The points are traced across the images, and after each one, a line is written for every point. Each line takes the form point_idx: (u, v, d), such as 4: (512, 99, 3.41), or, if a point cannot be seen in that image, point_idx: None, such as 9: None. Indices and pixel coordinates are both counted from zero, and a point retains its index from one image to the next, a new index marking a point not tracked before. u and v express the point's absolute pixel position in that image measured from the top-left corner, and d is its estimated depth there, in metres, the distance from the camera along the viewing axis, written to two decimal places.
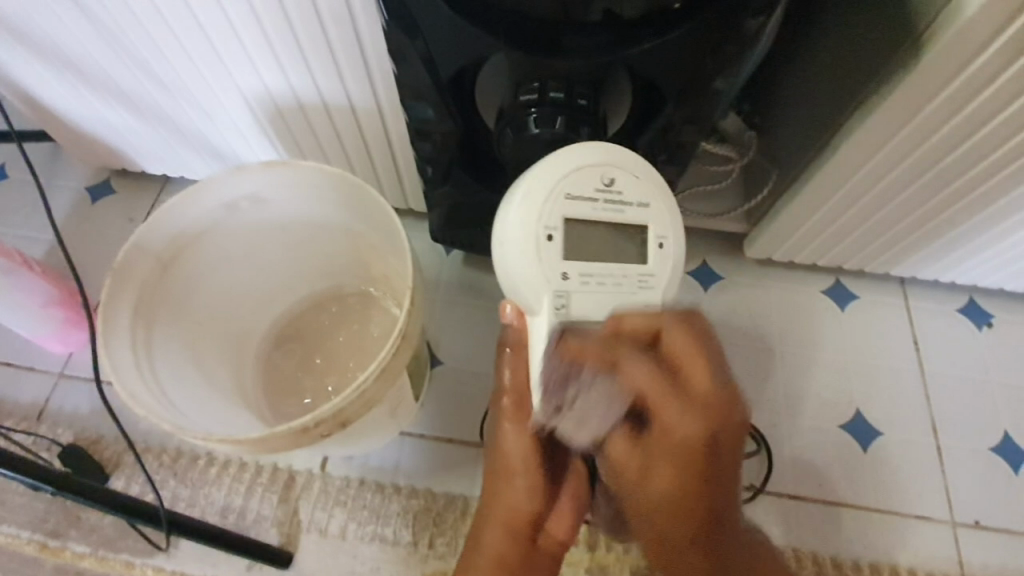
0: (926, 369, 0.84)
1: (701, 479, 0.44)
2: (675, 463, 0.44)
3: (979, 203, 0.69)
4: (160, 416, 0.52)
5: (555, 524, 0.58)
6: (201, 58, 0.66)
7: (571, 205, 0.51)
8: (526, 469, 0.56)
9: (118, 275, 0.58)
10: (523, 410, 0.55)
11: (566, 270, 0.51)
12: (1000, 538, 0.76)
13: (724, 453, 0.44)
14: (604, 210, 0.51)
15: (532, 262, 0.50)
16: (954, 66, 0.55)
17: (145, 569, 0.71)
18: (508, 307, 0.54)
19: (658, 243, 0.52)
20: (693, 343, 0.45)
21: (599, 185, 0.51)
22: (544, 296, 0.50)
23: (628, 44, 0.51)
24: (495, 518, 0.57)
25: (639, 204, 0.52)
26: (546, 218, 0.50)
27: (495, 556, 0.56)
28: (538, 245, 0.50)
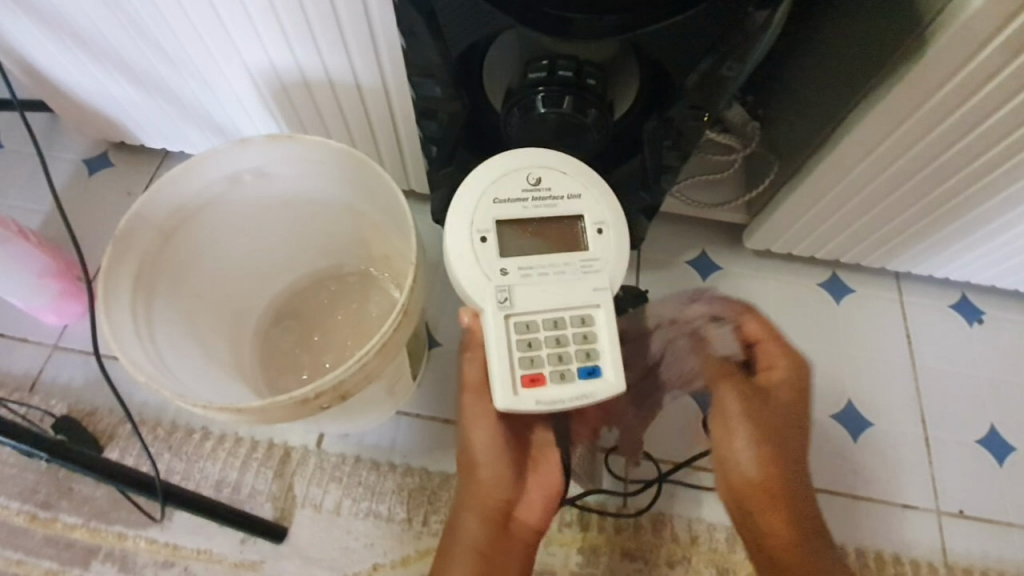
0: (918, 363, 0.85)
1: (798, 424, 0.56)
2: (791, 400, 0.56)
3: (974, 200, 0.70)
4: (161, 383, 0.52)
5: (527, 511, 0.59)
6: (206, 31, 0.66)
7: (503, 206, 0.55)
8: (496, 457, 0.57)
9: (121, 241, 0.57)
10: (490, 400, 0.57)
11: (506, 265, 0.53)
12: (984, 528, 0.77)
13: (782, 410, 0.56)
14: (534, 206, 0.55)
15: (468, 265, 0.53)
16: (957, 61, 0.56)
17: (138, 541, 0.71)
18: (462, 313, 0.55)
19: (595, 228, 0.55)
20: (758, 323, 0.60)
21: (525, 185, 0.55)
22: (488, 292, 0.53)
23: (643, 22, 0.51)
24: (468, 504, 0.57)
25: (570, 196, 0.56)
26: (479, 221, 0.54)
27: (468, 544, 0.55)
28: (474, 246, 0.53)
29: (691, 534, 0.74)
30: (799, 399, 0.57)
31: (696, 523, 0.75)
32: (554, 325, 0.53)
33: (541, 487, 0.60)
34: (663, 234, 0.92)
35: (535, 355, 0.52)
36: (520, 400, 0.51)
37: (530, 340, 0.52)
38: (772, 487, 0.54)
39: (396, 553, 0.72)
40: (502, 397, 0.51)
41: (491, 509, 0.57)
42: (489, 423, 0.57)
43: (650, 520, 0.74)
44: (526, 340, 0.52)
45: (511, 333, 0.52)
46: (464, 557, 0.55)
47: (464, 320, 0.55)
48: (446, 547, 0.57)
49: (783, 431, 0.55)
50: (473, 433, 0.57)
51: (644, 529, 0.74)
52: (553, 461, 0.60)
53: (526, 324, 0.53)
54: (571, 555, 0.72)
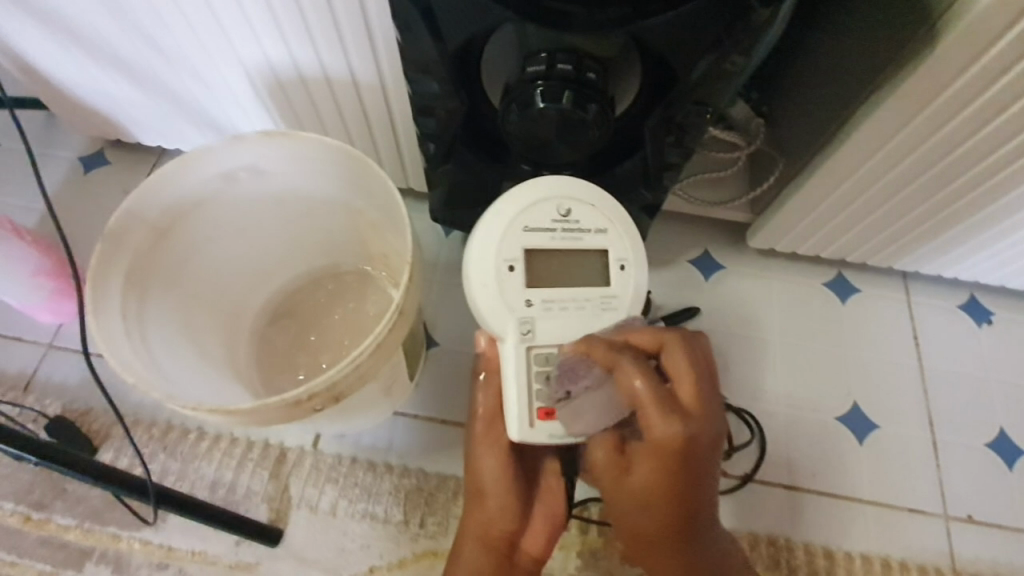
0: (925, 364, 0.84)
1: (680, 484, 0.46)
2: (654, 466, 0.46)
3: (984, 199, 0.68)
4: (150, 384, 0.51)
5: (530, 541, 0.60)
6: (201, 27, 0.64)
7: (530, 236, 0.55)
8: (499, 489, 0.59)
9: (111, 239, 0.57)
10: (496, 431, 0.59)
11: (530, 297, 0.55)
12: (993, 533, 0.76)
13: (676, 479, 0.46)
14: (562, 238, 0.56)
15: (492, 292, 0.54)
16: (969, 55, 0.54)
17: (132, 543, 0.71)
18: (480, 336, 0.57)
19: (618, 265, 0.56)
20: (686, 363, 0.47)
21: (554, 215, 0.56)
22: (509, 323, 0.54)
23: (646, 13, 0.49)
24: (469, 534, 0.59)
25: (596, 230, 0.56)
26: (507, 252, 0.55)
27: (471, 572, 0.58)
28: (501, 275, 0.54)
29: None
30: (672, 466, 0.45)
31: None
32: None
33: (546, 515, 0.61)
34: (665, 233, 0.90)
35: (551, 389, 0.54)
36: (535, 433, 0.53)
37: (548, 374, 0.54)
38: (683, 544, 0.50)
39: (392, 556, 0.71)
40: (517, 428, 0.53)
41: (493, 539, 0.59)
42: (494, 455, 0.59)
43: None
44: (544, 373, 0.54)
45: (530, 365, 0.54)
46: None
47: (481, 342, 0.57)
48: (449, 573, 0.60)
49: (624, 485, 0.49)
50: (478, 464, 0.59)
51: None
52: (557, 489, 0.62)
53: (546, 358, 0.54)
54: (570, 559, 0.71)
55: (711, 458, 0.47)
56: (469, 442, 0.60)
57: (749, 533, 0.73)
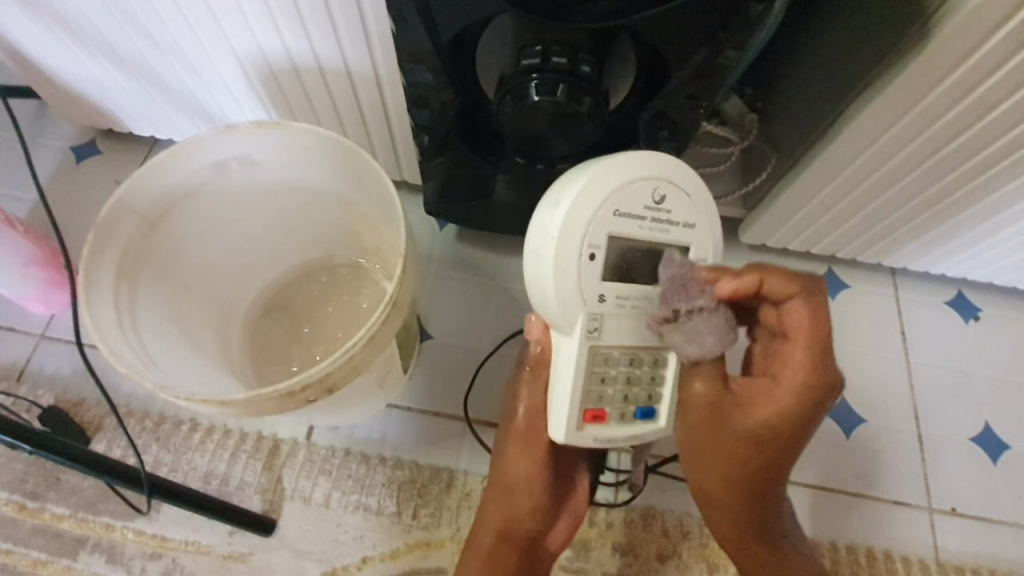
0: (913, 359, 0.85)
1: (801, 435, 0.53)
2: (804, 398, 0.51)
3: (973, 196, 0.69)
4: (143, 375, 0.51)
5: (552, 534, 0.64)
6: (195, 17, 0.64)
7: (618, 221, 0.51)
8: (530, 490, 0.62)
9: (102, 229, 0.56)
10: (533, 434, 0.60)
11: (605, 292, 0.52)
12: (975, 525, 0.77)
13: (817, 419, 0.52)
14: (651, 228, 0.52)
15: (571, 280, 0.51)
16: (960, 53, 0.54)
17: (126, 533, 0.71)
18: (533, 324, 0.57)
19: (697, 267, 0.54)
20: (815, 307, 0.51)
21: (649, 202, 0.52)
22: (579, 318, 0.52)
23: (639, 7, 0.50)
24: (492, 526, 0.63)
25: (684, 225, 0.53)
26: (591, 238, 0.51)
27: (493, 560, 0.62)
28: (580, 263, 0.51)
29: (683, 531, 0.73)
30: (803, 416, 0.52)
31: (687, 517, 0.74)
32: (630, 362, 0.55)
33: (570, 514, 0.65)
34: None
35: (603, 392, 0.55)
36: (581, 436, 0.55)
37: (602, 375, 0.55)
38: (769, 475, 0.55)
39: (385, 547, 0.71)
40: (564, 431, 0.55)
41: (514, 532, 0.63)
42: (526, 456, 0.61)
43: (640, 517, 0.74)
44: (598, 375, 0.55)
45: (587, 366, 0.54)
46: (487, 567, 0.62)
47: (533, 330, 0.57)
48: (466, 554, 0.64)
49: (731, 418, 0.52)
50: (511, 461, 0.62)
51: (635, 524, 0.73)
52: (584, 490, 0.66)
53: (605, 360, 0.55)
54: (562, 550, 0.72)
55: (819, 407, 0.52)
56: (505, 442, 0.62)
57: None
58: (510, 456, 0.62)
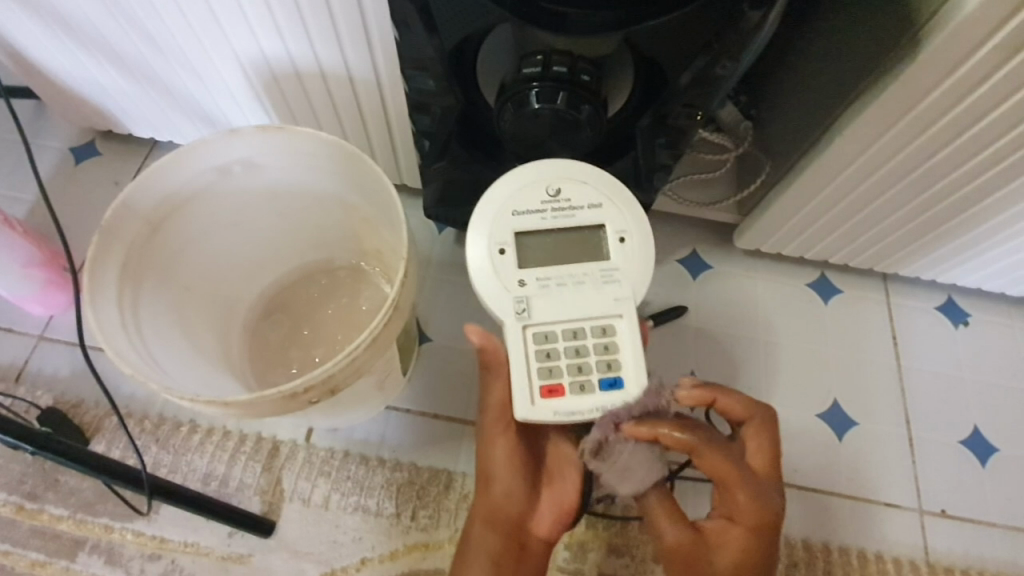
0: (904, 363, 0.86)
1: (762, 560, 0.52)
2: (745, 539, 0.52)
3: (961, 204, 0.71)
4: (147, 375, 0.52)
5: (540, 525, 0.60)
6: (199, 22, 0.65)
7: (519, 219, 0.57)
8: (505, 473, 0.59)
9: (106, 231, 0.57)
10: (501, 412, 0.59)
11: (525, 277, 0.56)
12: (965, 527, 0.79)
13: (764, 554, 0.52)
14: (553, 217, 0.57)
15: (489, 274, 0.55)
16: (949, 65, 0.56)
17: (124, 534, 0.71)
18: (474, 330, 0.57)
19: (618, 237, 0.57)
20: (760, 439, 0.56)
21: (545, 196, 0.57)
22: (506, 303, 0.55)
23: (638, 18, 0.51)
24: (477, 516, 0.59)
25: (590, 205, 0.57)
26: (497, 236, 0.56)
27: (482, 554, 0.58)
28: (493, 259, 0.56)
29: None
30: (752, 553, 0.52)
31: None
32: (574, 337, 0.55)
33: (558, 500, 0.60)
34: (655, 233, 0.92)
35: (553, 366, 0.54)
36: (537, 410, 0.53)
37: (548, 351, 0.54)
38: None
39: (383, 548, 0.72)
40: (519, 407, 0.53)
41: (500, 521, 0.59)
42: (496, 435, 0.60)
43: (636, 519, 0.75)
44: (545, 351, 0.54)
45: (529, 344, 0.54)
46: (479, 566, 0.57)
47: (476, 335, 0.57)
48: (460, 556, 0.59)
49: (698, 566, 0.52)
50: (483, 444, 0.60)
51: (630, 525, 0.74)
52: (570, 475, 0.61)
53: (545, 335, 0.55)
54: (559, 551, 0.73)
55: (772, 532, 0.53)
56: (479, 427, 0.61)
57: None
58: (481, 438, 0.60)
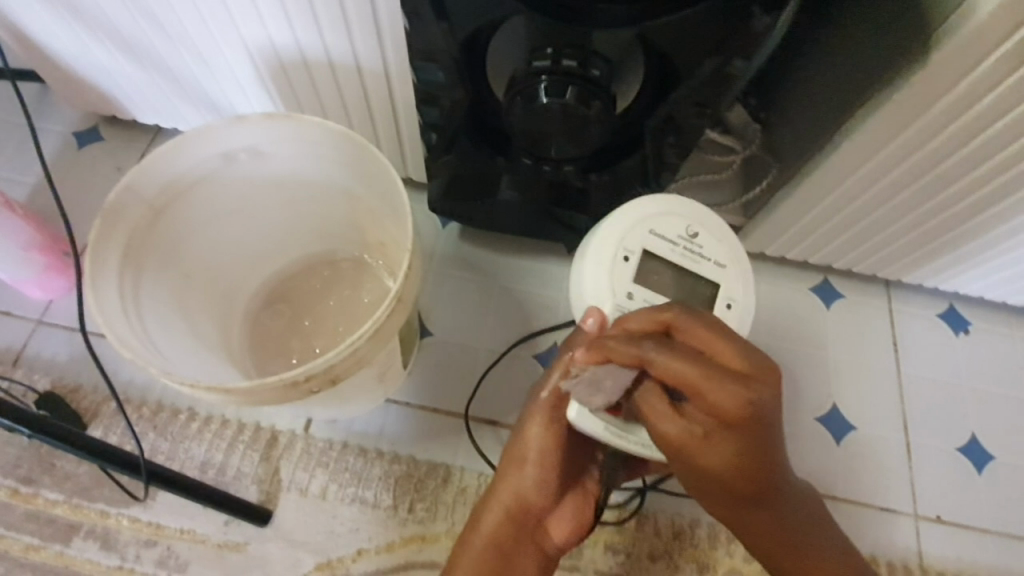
0: (904, 369, 0.86)
1: (741, 447, 0.49)
2: (728, 437, 0.48)
3: (966, 212, 0.71)
4: (148, 361, 0.52)
5: (555, 524, 0.61)
6: (208, 8, 0.64)
7: (653, 239, 0.61)
8: (540, 462, 0.59)
9: (109, 215, 0.56)
10: (563, 408, 0.59)
11: (633, 291, 0.60)
12: (959, 533, 0.79)
13: (721, 448, 0.49)
14: (681, 254, 0.61)
15: (605, 272, 0.60)
16: (960, 71, 0.56)
17: (120, 520, 0.71)
18: (589, 316, 0.58)
19: (725, 303, 0.61)
20: (701, 328, 0.50)
21: (681, 233, 0.62)
22: (609, 304, 0.59)
23: (651, 16, 0.50)
24: (500, 502, 0.59)
25: (716, 263, 0.62)
26: (626, 243, 0.61)
27: (491, 537, 0.59)
28: (615, 263, 0.60)
29: (675, 532, 0.75)
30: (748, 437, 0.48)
31: (679, 518, 0.75)
32: None
33: (576, 507, 0.62)
34: None
35: None
36: (589, 420, 0.57)
37: None
38: (738, 489, 0.52)
39: (380, 539, 0.72)
40: (576, 411, 0.57)
41: (521, 510, 0.60)
42: (545, 429, 0.59)
43: (633, 518, 0.75)
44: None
45: None
46: (483, 547, 0.58)
47: (589, 321, 0.57)
48: (467, 536, 0.60)
49: (736, 473, 0.50)
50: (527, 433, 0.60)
51: (628, 524, 0.74)
52: (593, 493, 0.63)
53: None
54: None
55: (758, 425, 0.47)
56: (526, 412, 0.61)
57: (729, 528, 0.75)
58: (531, 431, 0.59)
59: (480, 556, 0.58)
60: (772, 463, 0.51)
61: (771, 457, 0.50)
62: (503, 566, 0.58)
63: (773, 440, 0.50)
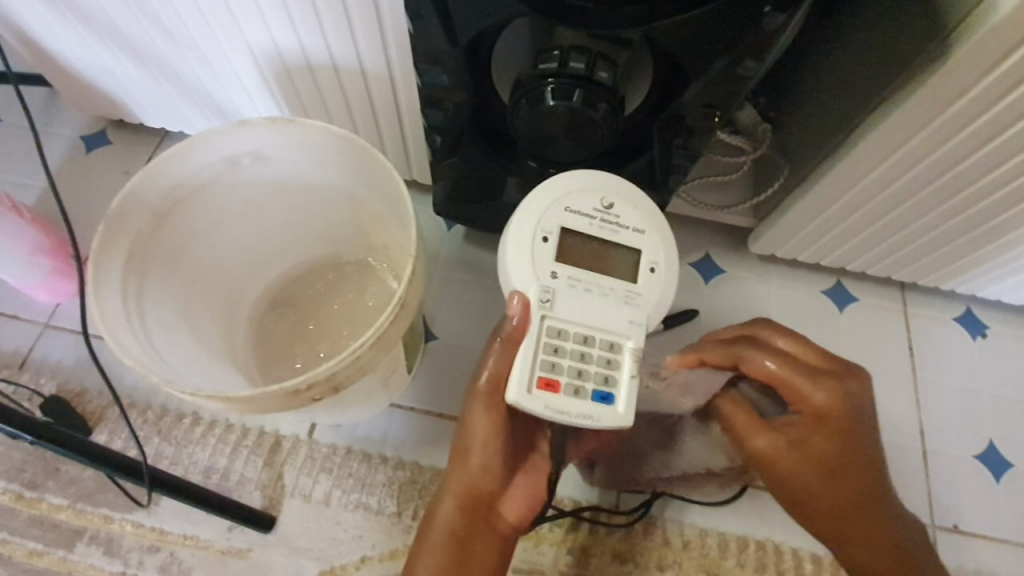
0: (919, 374, 0.84)
1: (832, 443, 0.53)
2: (823, 434, 0.53)
3: (984, 214, 0.68)
4: (149, 368, 0.51)
5: (509, 507, 0.58)
6: (211, 11, 0.64)
7: (569, 216, 0.57)
8: (484, 448, 0.56)
9: (112, 221, 0.56)
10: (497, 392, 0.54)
11: (557, 271, 0.55)
12: (977, 543, 0.77)
13: (811, 440, 0.54)
14: (600, 226, 0.57)
15: (526, 256, 0.55)
16: (979, 70, 0.54)
17: (124, 525, 0.70)
18: (514, 298, 0.54)
19: (648, 268, 0.57)
20: (789, 339, 0.57)
21: (598, 205, 0.58)
22: (533, 288, 0.55)
23: (660, 14, 0.49)
24: (450, 491, 0.56)
25: (634, 229, 0.57)
26: (545, 223, 0.56)
27: (446, 530, 0.55)
28: (533, 244, 0.56)
29: (684, 540, 0.73)
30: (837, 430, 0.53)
31: (688, 526, 0.74)
32: (584, 341, 0.54)
33: (528, 485, 0.59)
34: None
35: (557, 361, 0.53)
36: (531, 399, 0.52)
37: (556, 347, 0.54)
38: (841, 489, 0.55)
39: (384, 546, 0.71)
40: (515, 392, 0.52)
41: (472, 497, 0.56)
42: (487, 417, 0.55)
43: (641, 525, 0.73)
44: (553, 346, 0.54)
45: (541, 334, 0.54)
46: (441, 539, 0.55)
47: (514, 302, 0.54)
48: (424, 531, 0.57)
49: (831, 469, 0.54)
50: (471, 421, 0.55)
51: (635, 532, 0.73)
52: (544, 469, 0.60)
53: (558, 331, 0.54)
54: (561, 556, 0.72)
55: (850, 420, 0.53)
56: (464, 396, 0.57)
57: (739, 536, 0.74)
58: (470, 416, 0.55)
59: (436, 551, 0.55)
60: (873, 464, 0.55)
61: (866, 457, 0.54)
62: (462, 556, 0.55)
63: (868, 445, 0.54)
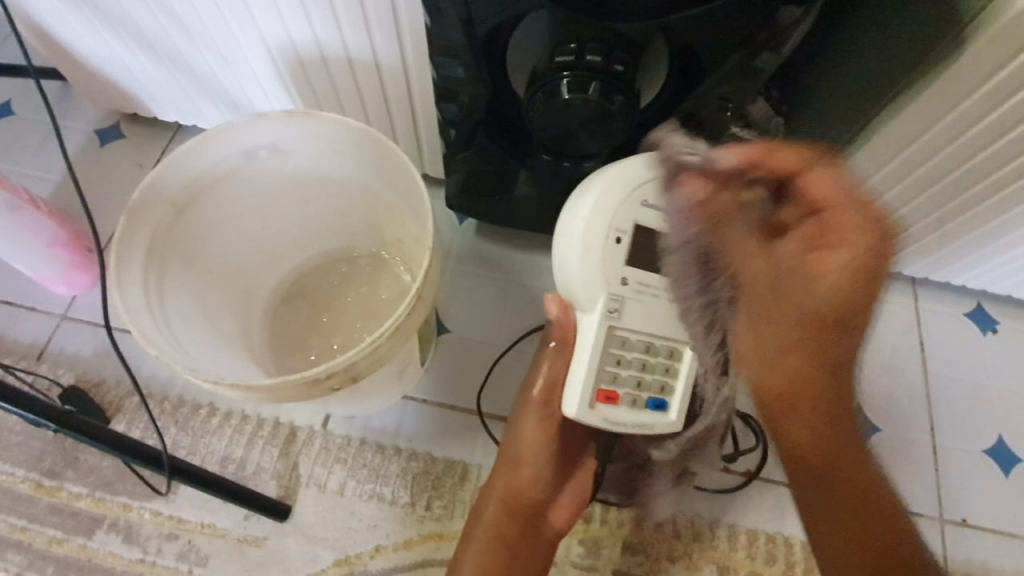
0: (929, 369, 0.85)
1: (818, 347, 0.42)
2: (808, 338, 0.42)
3: (996, 208, 0.68)
4: (172, 357, 0.52)
5: (555, 514, 0.65)
6: (227, 4, 0.64)
7: (644, 210, 0.54)
8: (534, 456, 0.64)
9: (133, 212, 0.57)
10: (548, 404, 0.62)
11: (625, 276, 0.55)
12: (986, 536, 0.77)
13: (790, 317, 0.42)
14: None
15: (597, 259, 0.54)
16: None
17: (143, 514, 0.72)
18: (550, 301, 0.57)
19: None
20: (837, 180, 0.42)
21: None
22: (600, 296, 0.55)
23: (678, 6, 0.49)
24: (497, 496, 0.64)
25: None
26: (618, 222, 0.54)
27: (494, 531, 0.62)
28: (606, 245, 0.54)
29: (694, 532, 0.74)
30: (822, 344, 0.42)
31: (699, 518, 0.74)
32: (644, 350, 0.58)
33: (576, 492, 0.66)
34: None
35: (618, 374, 0.57)
36: (593, 414, 0.56)
37: (619, 358, 0.57)
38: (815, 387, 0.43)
39: (398, 536, 0.72)
40: (576, 407, 0.56)
41: (519, 504, 0.64)
42: (536, 425, 0.63)
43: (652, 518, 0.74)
44: (616, 357, 0.57)
45: (606, 346, 0.57)
46: (486, 541, 0.62)
47: (551, 308, 0.57)
48: (471, 531, 0.64)
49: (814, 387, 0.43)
50: (524, 435, 0.64)
51: (646, 523, 0.74)
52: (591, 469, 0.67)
53: (621, 341, 0.57)
54: (573, 547, 0.73)
55: (851, 328, 0.42)
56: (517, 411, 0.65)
57: (749, 528, 0.75)
58: (523, 426, 0.64)
59: (481, 546, 0.62)
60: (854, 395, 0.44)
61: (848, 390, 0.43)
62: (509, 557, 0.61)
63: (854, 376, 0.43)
